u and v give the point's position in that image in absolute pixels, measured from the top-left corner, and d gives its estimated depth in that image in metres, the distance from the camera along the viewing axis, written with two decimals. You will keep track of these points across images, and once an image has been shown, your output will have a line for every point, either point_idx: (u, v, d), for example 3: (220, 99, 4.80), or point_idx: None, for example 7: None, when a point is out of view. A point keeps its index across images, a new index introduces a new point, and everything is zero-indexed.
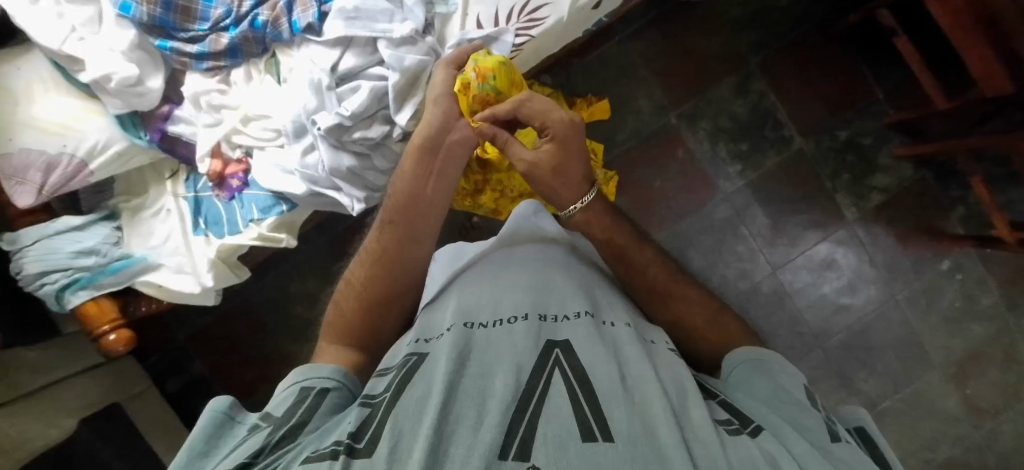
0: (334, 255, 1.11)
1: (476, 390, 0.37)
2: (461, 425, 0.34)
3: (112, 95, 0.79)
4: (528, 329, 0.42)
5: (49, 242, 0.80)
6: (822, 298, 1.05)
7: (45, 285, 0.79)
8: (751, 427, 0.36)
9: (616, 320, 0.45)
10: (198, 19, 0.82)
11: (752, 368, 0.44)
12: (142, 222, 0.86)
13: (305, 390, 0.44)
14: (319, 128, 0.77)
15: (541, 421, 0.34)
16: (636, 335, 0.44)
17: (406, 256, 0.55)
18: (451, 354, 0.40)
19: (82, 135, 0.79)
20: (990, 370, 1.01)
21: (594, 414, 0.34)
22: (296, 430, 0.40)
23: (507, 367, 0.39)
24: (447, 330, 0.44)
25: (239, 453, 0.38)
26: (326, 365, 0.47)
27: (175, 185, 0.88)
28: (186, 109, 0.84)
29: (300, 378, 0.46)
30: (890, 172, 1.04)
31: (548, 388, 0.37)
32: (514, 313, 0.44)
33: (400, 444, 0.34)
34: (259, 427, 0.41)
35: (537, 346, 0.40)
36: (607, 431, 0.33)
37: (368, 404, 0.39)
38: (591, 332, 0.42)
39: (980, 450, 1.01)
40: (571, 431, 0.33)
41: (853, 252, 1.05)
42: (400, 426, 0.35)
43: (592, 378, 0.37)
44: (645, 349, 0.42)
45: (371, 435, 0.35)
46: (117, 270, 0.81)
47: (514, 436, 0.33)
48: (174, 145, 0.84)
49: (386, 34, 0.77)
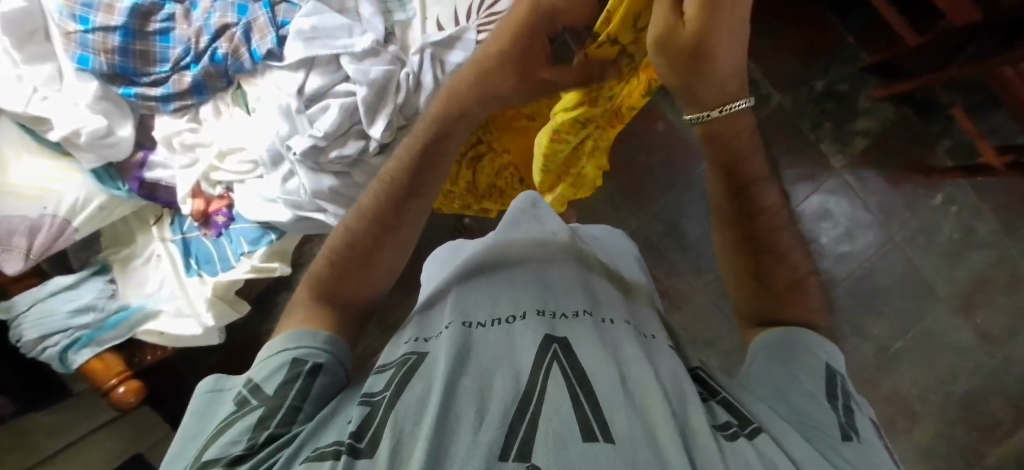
0: None
1: (476, 388, 0.37)
2: (461, 424, 0.34)
3: (85, 150, 0.78)
4: (526, 327, 0.42)
5: (45, 304, 0.80)
6: (822, 249, 1.05)
7: (47, 348, 0.78)
8: (748, 429, 0.36)
9: (615, 317, 0.45)
10: (158, 61, 0.81)
11: (775, 351, 0.45)
12: (134, 271, 0.86)
13: (295, 367, 0.43)
14: (295, 153, 0.77)
15: (541, 421, 0.33)
16: (635, 332, 0.44)
17: (406, 212, 0.53)
18: (452, 351, 0.40)
19: (61, 193, 0.78)
20: (997, 297, 1.01)
21: (593, 413, 0.34)
22: (289, 420, 0.40)
23: (509, 368, 0.38)
24: (446, 328, 0.44)
25: (231, 443, 0.37)
26: (319, 333, 0.46)
27: (161, 230, 0.88)
28: (161, 152, 0.84)
29: (287, 346, 0.45)
30: (871, 115, 1.03)
31: (548, 385, 0.37)
32: (513, 312, 0.44)
33: (402, 444, 0.33)
34: (250, 408, 0.40)
35: (536, 342, 0.40)
36: (607, 431, 0.33)
37: (367, 403, 0.38)
38: (591, 332, 0.42)
39: (998, 378, 1.01)
40: (571, 430, 0.33)
41: (845, 199, 1.05)
42: (401, 426, 0.35)
43: (591, 378, 0.37)
44: (643, 347, 0.42)
45: (373, 435, 0.35)
46: (116, 323, 0.80)
47: (515, 438, 0.32)
48: (153, 190, 0.84)
49: (347, 49, 0.77)
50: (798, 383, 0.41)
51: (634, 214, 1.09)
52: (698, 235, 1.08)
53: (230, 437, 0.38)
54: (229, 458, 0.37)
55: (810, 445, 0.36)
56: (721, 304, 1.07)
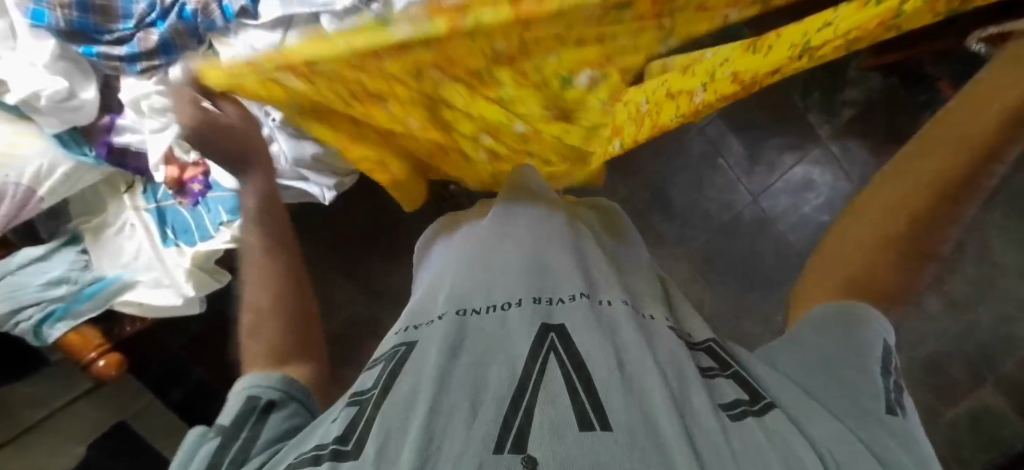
0: (319, 242, 1.11)
1: (470, 381, 0.36)
2: (454, 418, 0.33)
3: (45, 114, 0.74)
4: (521, 315, 0.41)
5: (15, 277, 0.77)
6: (804, 219, 1.07)
7: (20, 322, 0.75)
8: (757, 407, 0.37)
9: (614, 299, 0.44)
10: (120, 17, 0.76)
11: (834, 320, 0.45)
12: (107, 241, 0.83)
13: (253, 402, 0.43)
14: (274, 119, 0.73)
15: (536, 412, 0.33)
16: (634, 313, 0.43)
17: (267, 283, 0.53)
18: (444, 343, 0.39)
19: (22, 161, 0.74)
20: (963, 266, 1.06)
21: (592, 402, 0.33)
22: (249, 444, 0.40)
23: (505, 357, 0.38)
24: (437, 317, 0.43)
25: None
26: (274, 375, 0.46)
27: (133, 199, 0.84)
28: (128, 116, 0.79)
29: (246, 384, 0.45)
30: (858, 84, 1.04)
31: (545, 374, 0.36)
32: (508, 298, 0.44)
33: (390, 439, 0.33)
34: (209, 438, 0.40)
35: (533, 331, 0.40)
36: (606, 419, 0.32)
37: (356, 402, 0.38)
38: (589, 315, 0.41)
39: (961, 342, 1.06)
40: (567, 420, 0.32)
41: (829, 170, 1.06)
42: (388, 424, 0.34)
43: (589, 364, 0.36)
44: (643, 329, 0.41)
45: (357, 437, 0.34)
46: (92, 294, 0.77)
47: (509, 429, 0.31)
48: (124, 156, 0.80)
49: (327, 6, 0.70)
50: (859, 357, 0.42)
51: (622, 182, 1.08)
52: (684, 203, 1.08)
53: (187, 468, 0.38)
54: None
55: (839, 424, 0.37)
56: (704, 272, 1.09)
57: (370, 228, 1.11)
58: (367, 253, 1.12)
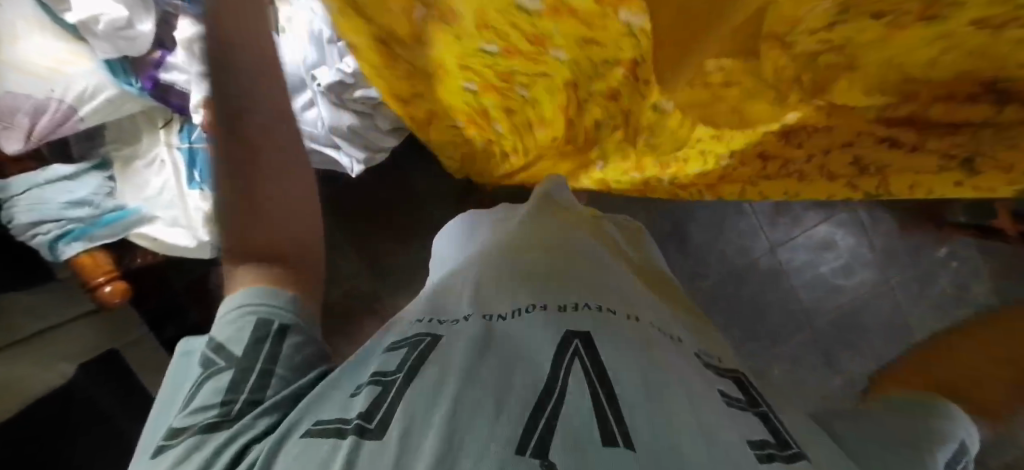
0: (339, 210, 1.12)
1: (495, 379, 0.35)
2: (478, 414, 0.32)
3: (100, 38, 0.75)
4: (545, 322, 0.41)
5: (40, 191, 0.78)
6: (818, 278, 1.07)
7: (36, 235, 0.76)
8: (787, 454, 0.34)
9: (640, 317, 0.44)
10: None
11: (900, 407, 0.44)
12: (135, 173, 0.84)
13: (263, 329, 0.40)
14: (319, 84, 0.75)
15: (561, 420, 0.32)
16: (659, 336, 0.43)
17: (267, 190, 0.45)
18: (470, 343, 0.39)
19: (70, 79, 0.75)
20: None
21: (616, 417, 0.32)
22: (263, 384, 0.38)
23: (530, 363, 0.37)
24: (464, 317, 0.43)
25: (203, 408, 0.36)
26: (280, 292, 0.42)
27: (168, 135, 0.85)
28: (179, 56, 0.79)
29: (248, 300, 0.41)
30: None
31: (570, 384, 0.35)
32: (535, 301, 0.44)
33: (413, 425, 0.32)
34: (221, 369, 0.38)
35: (558, 338, 0.39)
36: (630, 437, 0.31)
37: (378, 382, 0.37)
38: (615, 331, 0.41)
39: None
40: (593, 432, 0.31)
41: (853, 234, 1.06)
42: (412, 412, 0.33)
43: (615, 380, 0.36)
44: (669, 350, 0.41)
45: (382, 417, 0.33)
46: (111, 221, 0.79)
47: (534, 433, 0.31)
48: (166, 93, 0.80)
49: None
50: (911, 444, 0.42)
51: (645, 208, 1.08)
52: (702, 239, 1.08)
53: (199, 405, 0.37)
54: (201, 424, 0.35)
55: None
56: (708, 312, 1.08)
57: (388, 204, 1.12)
58: (381, 228, 1.12)
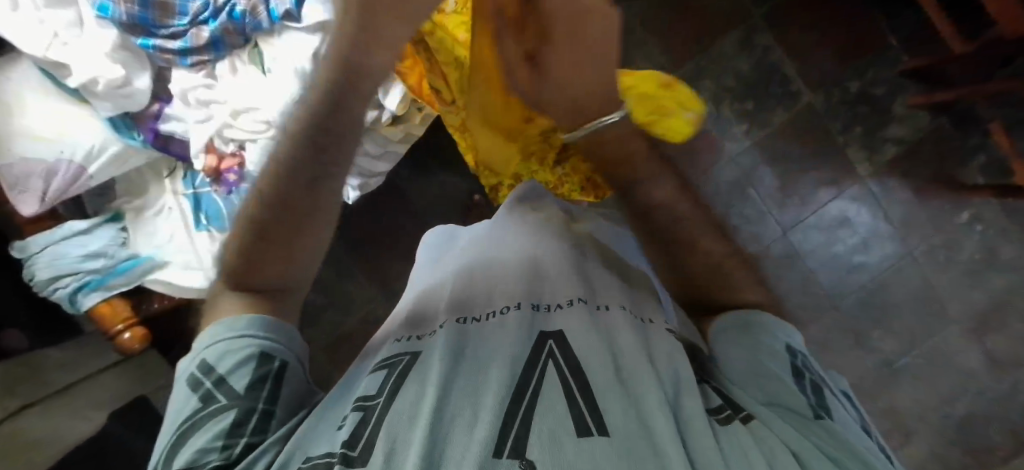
0: (344, 239, 1.13)
1: (470, 387, 0.35)
2: (457, 424, 0.32)
3: (101, 98, 0.79)
4: (518, 323, 0.40)
5: (58, 247, 0.82)
6: (835, 258, 1.04)
7: (57, 289, 0.80)
8: (741, 414, 0.35)
9: (611, 303, 0.43)
10: (176, 14, 0.81)
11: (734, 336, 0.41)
12: (146, 222, 0.89)
13: (265, 365, 0.39)
14: None
15: (536, 418, 0.31)
16: (632, 317, 0.42)
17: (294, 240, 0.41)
18: (444, 353, 0.38)
19: (77, 140, 0.80)
20: (1013, 322, 0.99)
21: (588, 407, 0.32)
22: (262, 427, 0.37)
23: (505, 359, 0.37)
24: (439, 326, 0.42)
25: (205, 451, 0.35)
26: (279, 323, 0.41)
27: (174, 184, 0.89)
28: (176, 106, 0.84)
29: (250, 332, 0.40)
30: (904, 124, 1.01)
31: (544, 382, 0.34)
32: (507, 303, 0.43)
33: (397, 445, 0.31)
34: (225, 406, 0.37)
35: (531, 340, 0.38)
36: (603, 424, 0.31)
37: (361, 407, 0.36)
38: (585, 322, 0.40)
39: (1001, 402, 0.99)
40: (565, 426, 0.30)
41: (867, 208, 1.03)
42: (394, 431, 0.32)
43: (587, 369, 0.35)
44: (644, 333, 0.40)
45: (365, 444, 0.32)
46: (126, 269, 0.82)
47: (507, 434, 0.30)
48: (168, 143, 0.85)
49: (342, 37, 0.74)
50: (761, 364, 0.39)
51: None
52: None
53: (199, 443, 0.35)
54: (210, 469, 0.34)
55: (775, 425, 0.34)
56: None
57: (393, 229, 1.14)
58: (388, 252, 1.14)
